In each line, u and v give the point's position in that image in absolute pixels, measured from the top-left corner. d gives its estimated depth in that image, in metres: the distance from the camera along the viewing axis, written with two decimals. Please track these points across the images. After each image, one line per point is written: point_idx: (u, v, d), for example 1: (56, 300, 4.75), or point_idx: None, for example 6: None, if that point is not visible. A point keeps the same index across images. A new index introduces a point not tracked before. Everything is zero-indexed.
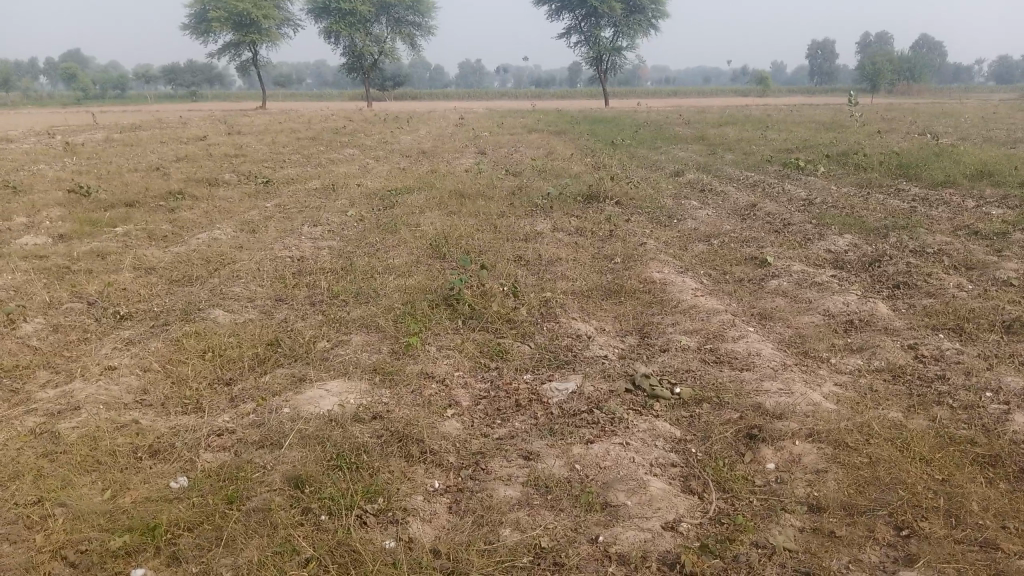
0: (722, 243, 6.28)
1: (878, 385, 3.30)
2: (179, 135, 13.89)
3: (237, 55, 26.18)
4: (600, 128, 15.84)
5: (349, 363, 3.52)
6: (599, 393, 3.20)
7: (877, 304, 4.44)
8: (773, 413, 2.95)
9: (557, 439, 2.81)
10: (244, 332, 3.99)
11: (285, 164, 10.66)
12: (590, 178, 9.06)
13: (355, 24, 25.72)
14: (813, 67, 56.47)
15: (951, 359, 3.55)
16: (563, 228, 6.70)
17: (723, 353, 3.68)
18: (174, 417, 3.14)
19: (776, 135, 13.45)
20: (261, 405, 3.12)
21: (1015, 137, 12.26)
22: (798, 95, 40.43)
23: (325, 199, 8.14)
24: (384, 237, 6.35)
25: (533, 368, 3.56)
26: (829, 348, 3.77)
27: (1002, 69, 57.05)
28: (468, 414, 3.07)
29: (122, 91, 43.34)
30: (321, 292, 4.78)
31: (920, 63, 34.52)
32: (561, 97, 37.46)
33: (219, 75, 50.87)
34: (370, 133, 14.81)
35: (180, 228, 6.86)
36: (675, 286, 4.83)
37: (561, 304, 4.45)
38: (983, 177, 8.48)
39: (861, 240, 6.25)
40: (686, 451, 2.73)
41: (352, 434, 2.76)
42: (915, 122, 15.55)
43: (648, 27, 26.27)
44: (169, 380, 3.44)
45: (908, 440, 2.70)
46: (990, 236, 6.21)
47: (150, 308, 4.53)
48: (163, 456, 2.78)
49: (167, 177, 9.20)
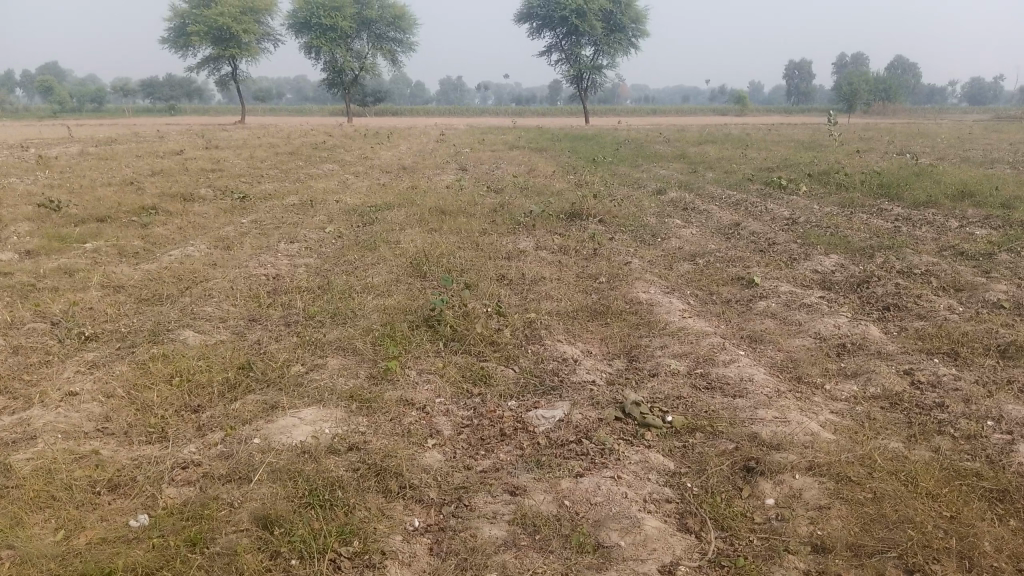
0: (707, 262, 6.19)
1: (876, 413, 3.17)
2: (156, 150, 13.66)
3: (216, 70, 25.96)
4: (582, 145, 15.80)
5: (324, 389, 3.35)
6: (588, 422, 3.05)
7: (868, 327, 4.34)
8: (770, 443, 2.82)
9: (544, 472, 2.66)
10: (214, 355, 3.81)
11: (263, 178, 10.48)
12: (572, 196, 8.96)
13: (336, 40, 25.61)
14: (791, 87, 57.02)
15: (949, 385, 3.44)
16: (546, 247, 6.57)
17: (715, 378, 3.55)
18: (136, 449, 2.95)
19: (757, 153, 13.44)
20: (230, 435, 2.94)
21: (993, 158, 12.30)
22: (776, 114, 40.79)
23: (302, 216, 7.96)
24: (363, 255, 6.19)
25: (517, 394, 3.40)
26: (822, 373, 3.66)
27: (974, 91, 58.07)
28: (449, 444, 2.91)
29: (99, 104, 42.94)
30: (296, 312, 4.61)
31: (895, 84, 34.90)
32: (542, 114, 37.55)
33: (198, 89, 50.51)
34: (349, 148, 14.65)
35: (152, 244, 6.66)
36: (661, 307, 4.71)
37: (546, 326, 4.30)
38: (965, 197, 8.45)
39: (847, 260, 6.17)
40: (681, 486, 2.59)
41: (326, 468, 2.59)
42: (893, 142, 15.62)
43: (628, 46, 26.39)
44: (132, 407, 3.26)
45: (912, 474, 2.57)
46: (976, 256, 6.15)
47: (117, 329, 4.34)
48: (123, 493, 2.59)
49: (141, 191, 8.99)
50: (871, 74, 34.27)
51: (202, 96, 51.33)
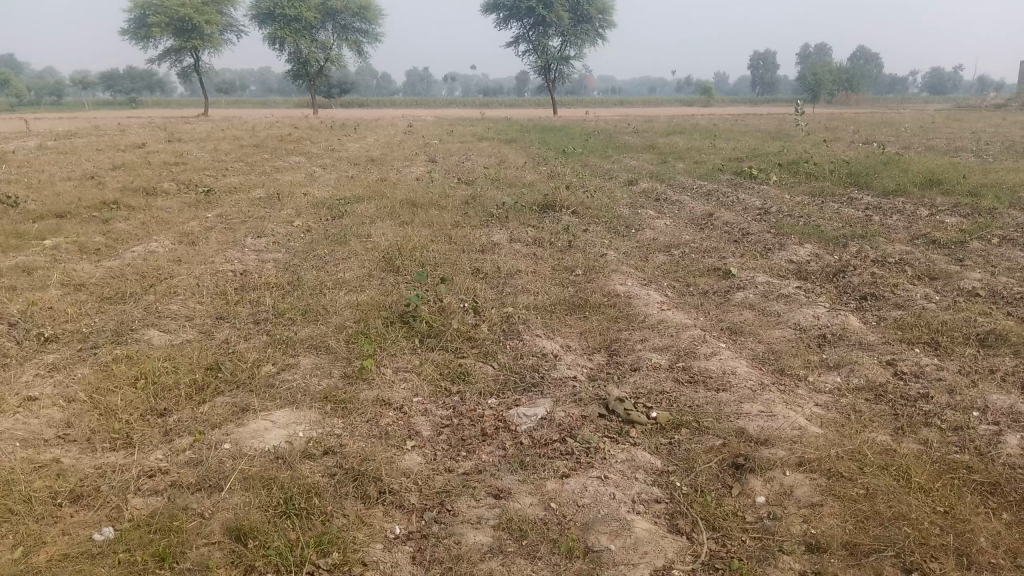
0: (683, 253, 6.14)
1: (861, 405, 3.13)
2: (117, 143, 13.34)
3: (178, 62, 25.47)
4: (551, 136, 15.72)
5: (296, 390, 3.23)
6: (571, 420, 2.97)
7: (847, 317, 4.31)
8: (758, 439, 2.76)
9: (529, 473, 2.57)
10: (180, 356, 3.67)
11: (228, 172, 10.27)
12: (545, 188, 8.87)
13: (300, 31, 25.24)
14: (756, 77, 57.42)
15: (932, 375, 3.40)
16: (520, 239, 6.48)
17: (698, 371, 3.49)
18: (100, 456, 2.81)
19: (726, 144, 13.44)
20: (199, 440, 2.82)
21: (956, 146, 12.43)
22: (742, 105, 41.03)
23: (270, 209, 7.79)
24: (333, 249, 6.05)
25: (497, 392, 3.31)
26: (805, 365, 3.61)
27: (935, 80, 58.94)
28: (429, 446, 2.81)
29: (57, 98, 41.99)
30: (266, 309, 4.47)
31: (858, 74, 35.28)
32: (509, 105, 37.39)
33: (160, 81, 49.58)
34: (316, 141, 14.41)
35: (115, 240, 6.46)
36: (639, 299, 4.64)
37: (524, 321, 4.22)
38: (933, 185, 8.50)
39: (822, 249, 6.16)
40: (669, 485, 2.51)
41: (301, 474, 2.48)
42: (859, 132, 15.72)
43: (595, 36, 26.35)
44: (96, 412, 3.12)
45: (904, 467, 2.52)
46: (949, 244, 6.17)
47: (78, 329, 4.17)
48: (86, 504, 2.46)
49: (102, 186, 8.75)
50: (835, 64, 34.59)
51: (164, 88, 50.35)
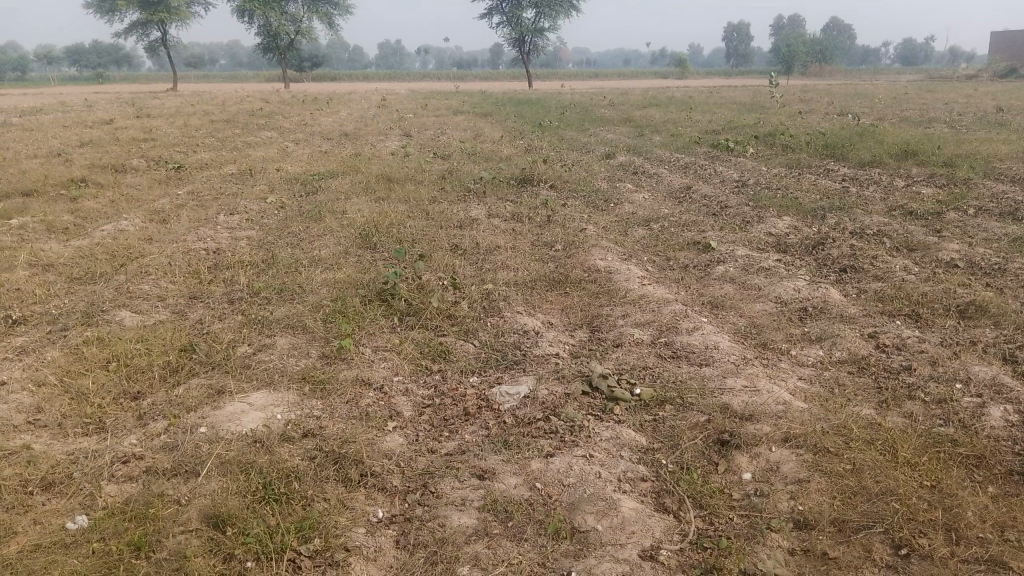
0: (662, 227, 6.10)
1: (844, 379, 3.12)
2: (84, 119, 13.05)
3: (145, 35, 24.91)
4: (527, 109, 15.61)
5: (273, 371, 3.17)
6: (554, 398, 2.93)
7: (828, 290, 4.30)
8: (743, 415, 2.74)
9: (513, 453, 2.53)
10: (153, 337, 3.58)
11: (198, 147, 10.07)
12: (521, 162, 8.79)
13: (270, 3, 24.78)
14: (730, 49, 57.34)
15: (914, 347, 3.40)
16: (498, 214, 6.41)
17: (680, 346, 3.46)
18: (72, 442, 2.74)
19: (702, 116, 13.39)
20: (174, 424, 2.75)
21: (930, 117, 12.47)
22: (717, 77, 40.97)
23: (242, 186, 7.65)
24: (308, 226, 5.94)
25: (478, 370, 3.27)
26: (787, 338, 3.59)
27: (908, 52, 59.24)
28: (410, 427, 2.76)
29: (21, 72, 40.99)
30: (240, 288, 4.38)
31: (832, 46, 35.34)
32: (483, 78, 37.04)
33: (127, 55, 48.58)
34: (288, 115, 14.18)
35: (83, 219, 6.31)
36: (620, 274, 4.60)
37: (504, 297, 4.16)
38: (908, 157, 8.52)
39: (800, 222, 6.15)
40: (655, 463, 2.48)
41: (280, 458, 2.42)
42: (833, 103, 15.73)
43: (570, 8, 26.12)
44: (67, 397, 3.03)
45: (889, 441, 2.52)
46: (925, 215, 6.18)
47: (47, 311, 4.05)
48: (58, 492, 2.38)
49: (69, 163, 8.54)
50: (808, 36, 34.59)
51: (131, 62, 49.38)
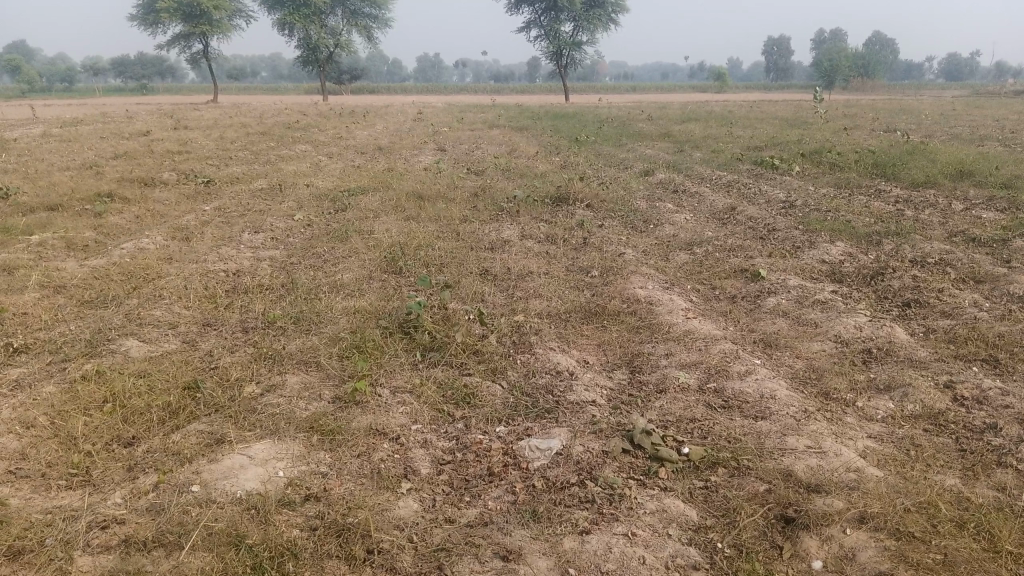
0: (705, 252, 5.73)
1: (920, 438, 2.74)
2: (121, 130, 12.98)
3: (187, 47, 25.06)
4: (564, 123, 15.30)
5: (280, 418, 2.87)
6: (591, 457, 2.61)
7: (892, 329, 3.89)
8: (809, 485, 2.40)
9: (543, 529, 2.22)
10: (157, 372, 3.30)
11: (231, 161, 9.90)
12: (557, 179, 8.46)
13: (309, 16, 24.80)
14: (770, 63, 56.57)
15: (999, 401, 2.99)
16: (531, 236, 6.08)
17: (732, 395, 3.09)
18: (53, 498, 2.44)
19: (743, 131, 12.96)
20: (163, 481, 2.46)
21: (980, 135, 11.89)
22: (756, 92, 40.28)
23: (270, 202, 7.43)
24: (333, 247, 5.68)
25: (506, 418, 2.94)
26: (852, 387, 3.21)
27: (953, 67, 58.17)
28: (426, 489, 2.46)
29: (68, 83, 41.83)
30: (254, 316, 4.11)
31: (876, 60, 34.52)
32: (521, 92, 36.92)
33: (170, 67, 49.33)
34: (323, 129, 14.02)
35: (105, 236, 6.10)
36: (661, 306, 4.23)
37: (536, 332, 3.83)
38: (964, 178, 8.02)
39: (854, 248, 5.73)
40: (707, 545, 2.16)
41: (278, 533, 2.14)
42: (879, 119, 15.16)
43: (608, 22, 25.83)
44: (55, 441, 2.74)
45: (984, 525, 2.15)
46: (990, 242, 5.72)
47: (51, 338, 3.80)
48: (25, 563, 2.08)
49: (100, 176, 8.40)
50: (850, 49, 33.84)
51: (172, 73, 50.11)
